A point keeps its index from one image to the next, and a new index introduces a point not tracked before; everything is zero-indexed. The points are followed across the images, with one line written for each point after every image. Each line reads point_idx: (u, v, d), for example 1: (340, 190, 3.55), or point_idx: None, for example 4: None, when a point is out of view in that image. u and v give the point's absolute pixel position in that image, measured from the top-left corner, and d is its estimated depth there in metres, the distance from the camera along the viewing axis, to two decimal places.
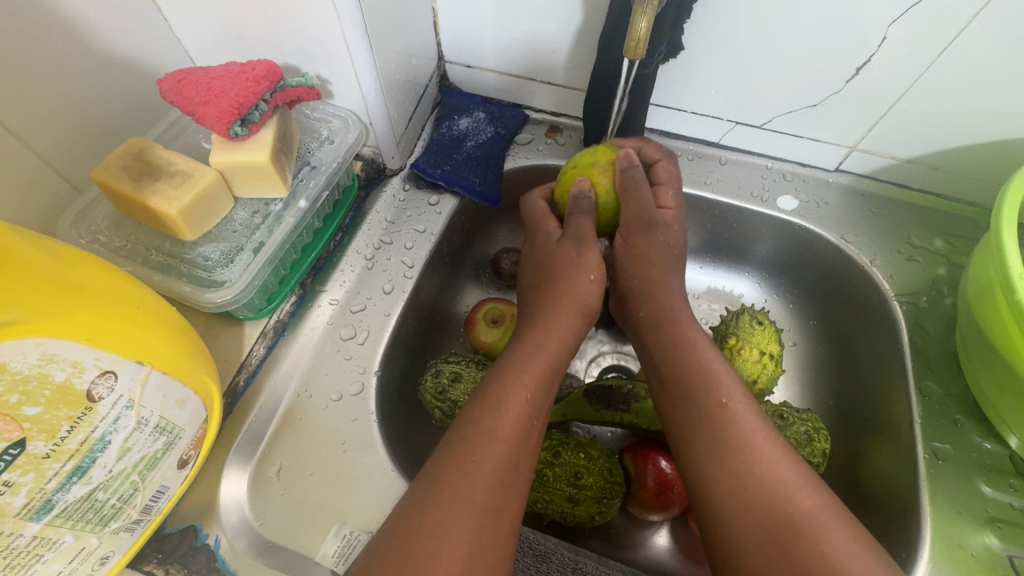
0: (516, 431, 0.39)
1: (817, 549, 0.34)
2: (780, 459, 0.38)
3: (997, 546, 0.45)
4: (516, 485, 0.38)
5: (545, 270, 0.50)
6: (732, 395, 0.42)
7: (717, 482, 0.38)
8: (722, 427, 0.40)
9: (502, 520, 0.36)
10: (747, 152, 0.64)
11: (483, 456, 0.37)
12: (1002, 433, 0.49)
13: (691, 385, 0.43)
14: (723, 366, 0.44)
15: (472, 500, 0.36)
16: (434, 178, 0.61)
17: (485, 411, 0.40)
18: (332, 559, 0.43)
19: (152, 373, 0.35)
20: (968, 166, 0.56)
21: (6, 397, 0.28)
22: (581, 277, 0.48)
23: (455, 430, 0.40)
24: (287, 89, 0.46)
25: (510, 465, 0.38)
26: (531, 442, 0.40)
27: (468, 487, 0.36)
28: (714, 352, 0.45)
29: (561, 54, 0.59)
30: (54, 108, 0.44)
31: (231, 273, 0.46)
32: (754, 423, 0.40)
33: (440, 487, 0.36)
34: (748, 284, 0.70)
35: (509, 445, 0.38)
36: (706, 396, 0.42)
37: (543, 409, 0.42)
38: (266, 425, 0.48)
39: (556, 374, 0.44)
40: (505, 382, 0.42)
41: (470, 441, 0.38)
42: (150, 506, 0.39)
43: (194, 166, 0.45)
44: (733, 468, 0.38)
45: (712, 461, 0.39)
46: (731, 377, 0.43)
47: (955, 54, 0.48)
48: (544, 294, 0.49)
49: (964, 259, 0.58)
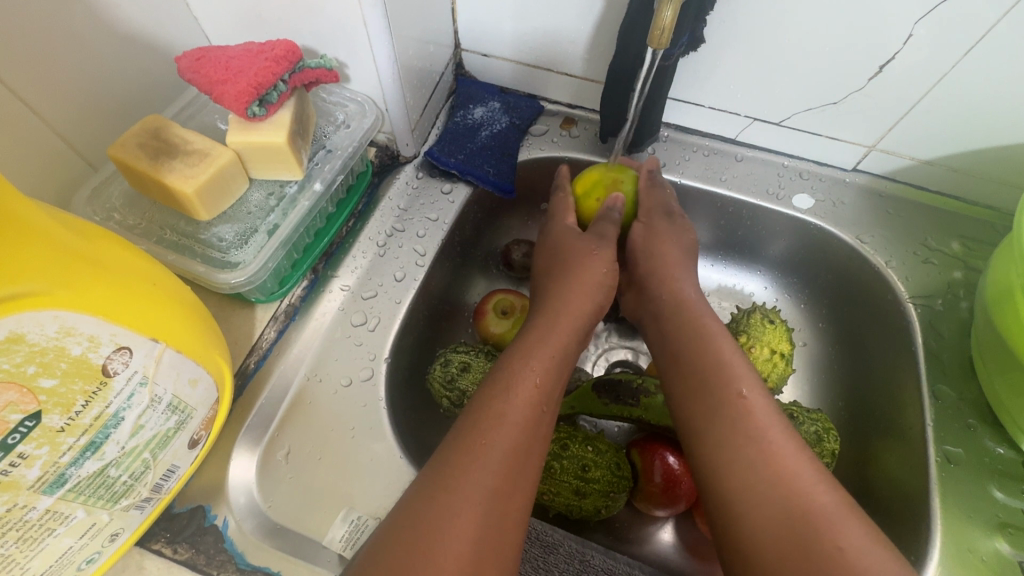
0: (526, 417, 0.39)
1: (834, 545, 0.33)
2: (795, 456, 0.37)
3: (1008, 551, 0.45)
4: (526, 471, 0.37)
5: (556, 256, 0.52)
6: (750, 390, 0.41)
7: (723, 472, 0.38)
8: (738, 422, 0.39)
9: (512, 505, 0.36)
10: (763, 150, 0.63)
11: (494, 439, 0.37)
12: (1015, 439, 0.49)
13: (709, 376, 0.42)
14: (743, 362, 0.43)
15: (482, 483, 0.35)
16: (447, 167, 0.61)
17: (496, 397, 0.39)
18: (340, 544, 0.43)
19: (167, 351, 0.35)
20: (988, 169, 0.56)
21: (23, 368, 0.28)
22: (593, 265, 0.50)
23: (466, 414, 0.39)
24: (306, 70, 0.46)
25: (520, 449, 0.37)
26: (541, 430, 0.40)
27: (479, 469, 0.35)
28: (731, 346, 0.44)
29: (579, 44, 0.58)
30: (71, 81, 0.43)
31: (245, 255, 0.46)
32: (770, 418, 0.39)
33: (449, 469, 0.36)
34: (759, 282, 0.69)
35: (519, 430, 0.38)
36: (722, 389, 0.41)
37: (552, 396, 0.42)
38: (275, 408, 0.48)
39: (564, 366, 0.45)
40: (516, 369, 0.42)
41: (481, 424, 0.38)
42: (160, 485, 0.39)
43: (211, 146, 0.45)
44: (749, 462, 0.37)
45: (726, 455, 0.39)
46: (748, 370, 0.43)
47: (982, 52, 0.47)
48: (553, 289, 0.50)
49: (980, 263, 0.58)
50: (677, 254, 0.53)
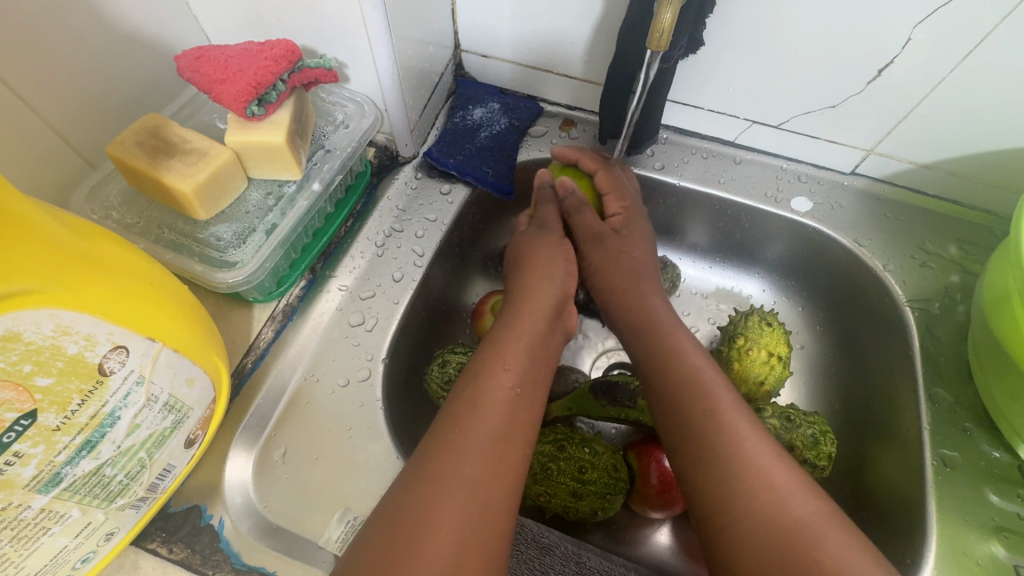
0: (502, 409, 0.39)
1: (813, 558, 0.33)
2: (774, 466, 0.37)
3: (1004, 555, 0.45)
4: (507, 461, 0.37)
5: (521, 263, 0.52)
6: (723, 400, 0.41)
7: (706, 486, 0.38)
8: (713, 433, 0.39)
9: (494, 495, 0.35)
10: (762, 152, 0.63)
11: (468, 431, 0.37)
12: (1011, 443, 0.49)
13: (682, 388, 0.42)
14: (715, 373, 0.43)
15: (461, 475, 0.35)
16: (446, 167, 0.61)
17: (470, 392, 0.40)
18: (336, 544, 0.43)
19: (164, 351, 0.35)
20: (986, 173, 0.56)
21: (20, 366, 0.28)
22: (546, 258, 0.51)
23: (445, 410, 0.39)
24: (305, 69, 0.46)
25: (498, 440, 0.37)
26: (520, 421, 0.40)
27: (456, 461, 0.35)
28: (704, 361, 0.44)
29: (579, 46, 0.58)
30: (70, 79, 0.43)
31: (243, 254, 0.46)
32: (746, 428, 0.39)
33: (427, 464, 0.36)
34: (758, 285, 0.69)
35: (495, 422, 0.38)
36: (696, 401, 0.41)
37: (530, 387, 0.42)
38: (272, 408, 0.48)
39: (541, 358, 0.45)
40: (490, 363, 0.42)
41: (457, 418, 0.38)
42: (156, 484, 0.39)
43: (210, 145, 0.45)
44: (726, 474, 0.37)
45: (704, 467, 0.39)
46: (721, 383, 0.43)
47: (980, 57, 0.47)
48: (527, 283, 0.50)
49: (978, 267, 0.58)
50: (627, 280, 0.52)
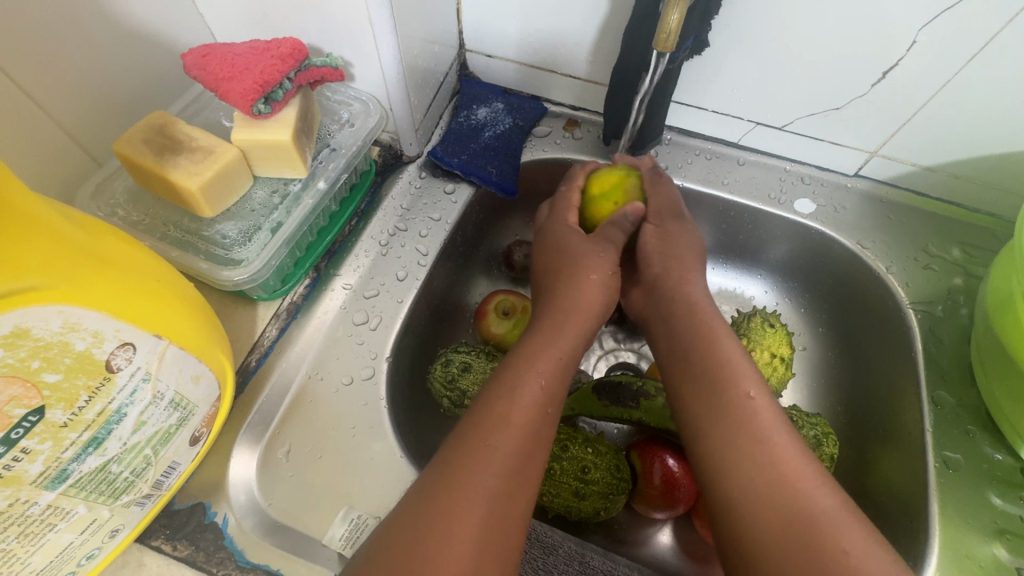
0: (529, 418, 0.39)
1: (839, 549, 0.33)
2: (799, 461, 0.37)
3: (1006, 558, 0.45)
4: (529, 473, 0.37)
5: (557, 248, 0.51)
6: (754, 391, 0.41)
7: (732, 475, 0.38)
8: (742, 424, 0.39)
9: (512, 507, 0.35)
10: (765, 154, 0.63)
11: (496, 440, 0.37)
12: (1013, 445, 0.49)
13: (712, 377, 0.42)
14: (747, 364, 0.43)
15: (484, 486, 0.35)
16: (450, 166, 0.61)
17: (500, 398, 0.39)
18: (339, 543, 0.43)
19: (170, 348, 0.35)
20: (989, 176, 0.56)
21: (28, 362, 0.28)
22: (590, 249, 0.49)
23: (473, 412, 0.39)
24: (311, 68, 0.46)
25: (522, 451, 0.37)
26: (545, 431, 0.39)
27: (480, 470, 0.35)
28: (737, 351, 0.44)
29: (584, 47, 0.58)
30: (77, 76, 0.43)
31: (249, 253, 0.46)
32: (773, 420, 0.39)
33: (450, 470, 0.36)
34: (760, 286, 0.69)
35: (522, 432, 0.38)
36: (727, 391, 0.41)
37: (558, 397, 0.41)
38: (276, 406, 0.48)
39: (571, 366, 0.44)
40: (522, 369, 0.41)
41: (485, 425, 0.38)
42: (161, 481, 0.39)
43: (216, 143, 0.45)
44: (753, 464, 0.37)
45: (729, 457, 0.38)
46: (751, 373, 0.42)
47: (985, 60, 0.47)
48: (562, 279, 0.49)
49: (981, 270, 0.58)
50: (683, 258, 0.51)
